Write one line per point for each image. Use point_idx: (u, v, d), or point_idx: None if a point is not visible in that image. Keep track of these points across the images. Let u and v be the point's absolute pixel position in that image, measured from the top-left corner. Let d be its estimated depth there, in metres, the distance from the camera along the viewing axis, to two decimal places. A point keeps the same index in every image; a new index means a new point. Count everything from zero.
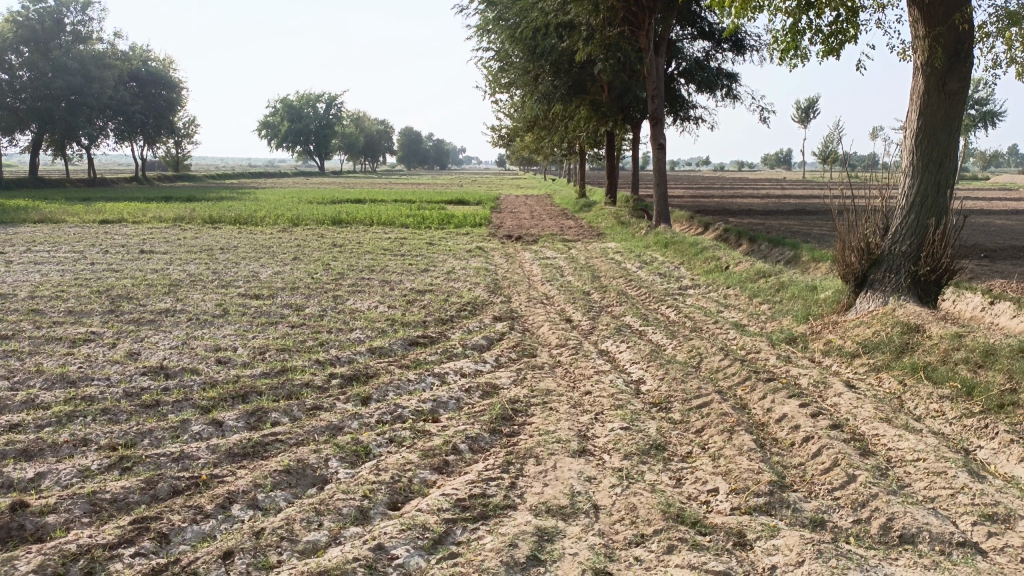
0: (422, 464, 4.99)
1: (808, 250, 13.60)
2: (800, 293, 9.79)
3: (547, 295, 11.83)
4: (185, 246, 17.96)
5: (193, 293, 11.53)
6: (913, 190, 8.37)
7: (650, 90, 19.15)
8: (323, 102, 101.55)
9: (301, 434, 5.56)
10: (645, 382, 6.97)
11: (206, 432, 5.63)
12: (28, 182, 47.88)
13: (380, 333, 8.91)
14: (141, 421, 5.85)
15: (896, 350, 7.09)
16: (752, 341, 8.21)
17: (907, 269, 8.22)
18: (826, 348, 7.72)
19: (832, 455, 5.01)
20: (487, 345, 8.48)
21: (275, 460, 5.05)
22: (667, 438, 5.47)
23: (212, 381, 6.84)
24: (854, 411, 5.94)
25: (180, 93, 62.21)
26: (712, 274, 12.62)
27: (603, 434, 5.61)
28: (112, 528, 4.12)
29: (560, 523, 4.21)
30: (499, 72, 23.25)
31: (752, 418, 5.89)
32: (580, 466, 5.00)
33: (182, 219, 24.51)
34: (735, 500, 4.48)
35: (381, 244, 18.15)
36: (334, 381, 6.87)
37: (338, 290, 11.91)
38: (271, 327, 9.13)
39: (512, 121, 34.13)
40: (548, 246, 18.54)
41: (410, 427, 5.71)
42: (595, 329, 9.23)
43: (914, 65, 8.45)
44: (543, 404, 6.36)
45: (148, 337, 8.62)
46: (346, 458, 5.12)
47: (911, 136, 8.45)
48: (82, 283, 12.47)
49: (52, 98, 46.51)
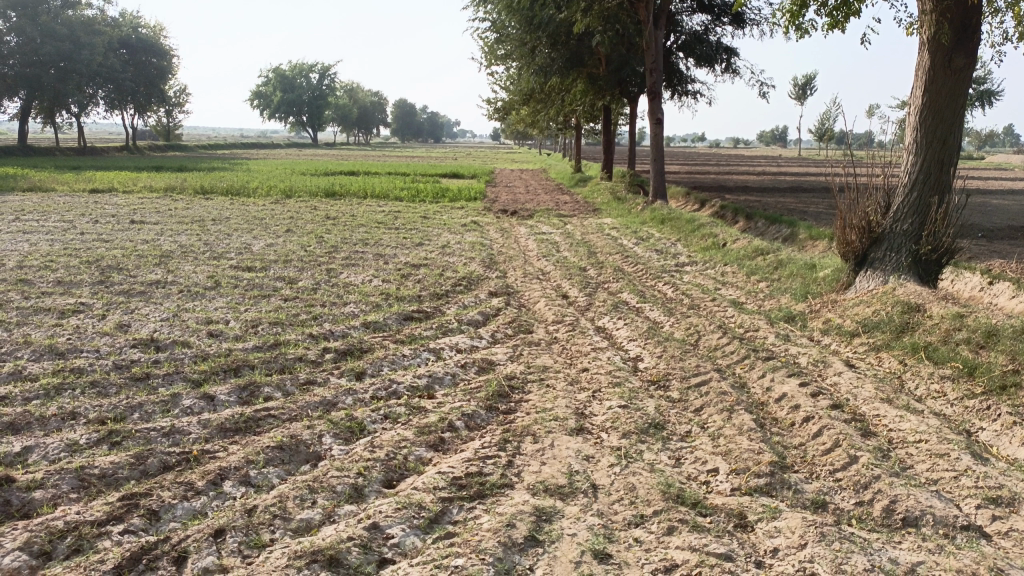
0: (417, 442, 4.91)
1: (806, 228, 13.51)
2: (799, 271, 9.70)
3: (543, 270, 11.73)
4: (177, 216, 17.72)
5: (184, 265, 11.37)
6: (916, 169, 8.26)
7: (649, 63, 18.92)
8: (316, 72, 100.41)
9: (294, 410, 5.47)
10: (642, 360, 6.89)
11: (197, 406, 5.53)
12: (17, 150, 47.26)
13: (374, 307, 8.80)
14: (131, 395, 5.74)
15: (897, 330, 7.02)
16: (750, 319, 8.13)
17: (908, 249, 8.13)
18: (825, 327, 7.65)
19: (833, 436, 4.94)
20: (482, 321, 8.37)
21: (268, 436, 4.96)
22: (666, 417, 5.39)
23: (203, 354, 6.73)
24: (855, 391, 5.87)
25: (171, 61, 61.33)
26: (709, 251, 12.52)
27: (601, 412, 5.53)
28: (100, 505, 4.03)
29: (558, 502, 4.14)
30: (496, 43, 22.95)
31: (751, 397, 5.82)
32: (579, 444, 4.93)
33: (173, 189, 24.22)
34: (735, 481, 4.41)
35: (375, 217, 17.96)
36: (328, 356, 6.78)
37: (332, 263, 11.77)
38: (263, 300, 9.00)
39: (507, 94, 33.80)
40: (544, 220, 18.39)
41: (406, 403, 5.62)
42: (592, 305, 9.14)
43: (920, 40, 8.29)
44: (539, 381, 6.28)
45: (138, 309, 8.49)
46: (340, 434, 5.03)
47: (915, 113, 8.31)
48: (72, 253, 12.27)
49: (41, 64, 45.75)
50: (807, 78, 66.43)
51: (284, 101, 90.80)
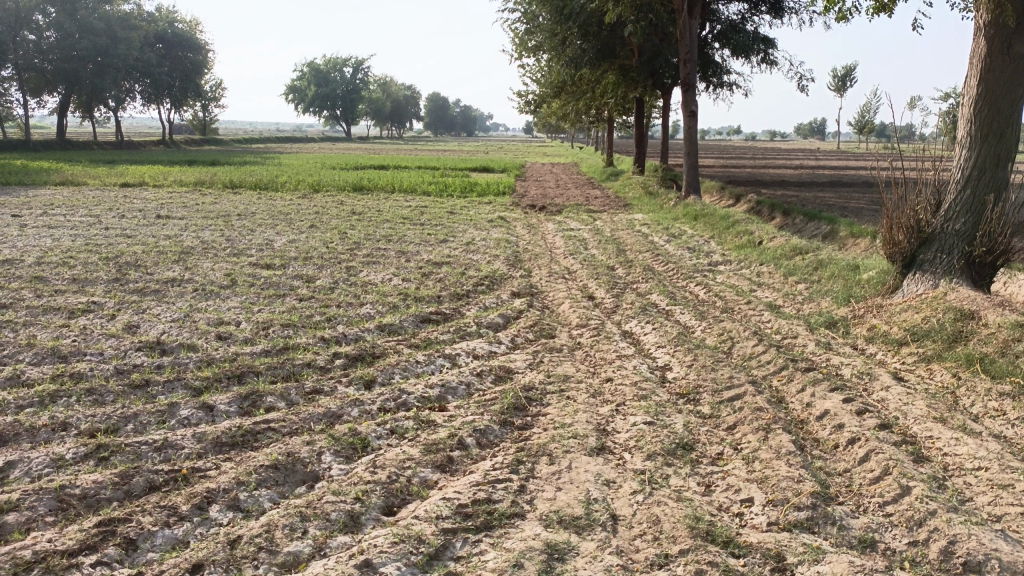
0: (424, 461, 4.53)
1: (847, 225, 12.89)
2: (840, 272, 9.13)
3: (570, 269, 11.29)
4: (202, 211, 17.61)
5: (203, 261, 11.15)
6: (970, 164, 7.65)
7: (683, 53, 18.34)
8: (348, 66, 100.62)
9: (296, 422, 5.13)
10: (671, 369, 6.44)
11: (194, 417, 5.22)
12: (56, 145, 47.87)
13: (391, 308, 8.44)
14: (127, 404, 5.46)
15: (949, 339, 6.48)
16: (788, 324, 7.61)
17: (960, 249, 7.54)
18: (870, 334, 7.13)
19: (882, 462, 4.46)
20: (503, 324, 7.98)
21: (264, 453, 4.62)
22: (696, 436, 4.94)
23: (208, 359, 6.43)
24: (904, 409, 5.37)
25: (206, 56, 61.79)
26: (744, 249, 11.97)
27: (624, 429, 5.10)
28: (75, 532, 3.73)
29: (573, 537, 3.73)
30: (527, 34, 22.56)
31: (789, 414, 5.34)
32: (598, 467, 4.51)
33: (203, 183, 24.22)
34: (772, 513, 3.96)
35: (401, 212, 17.64)
36: (337, 362, 6.43)
37: (352, 260, 11.44)
38: (278, 300, 8.71)
39: (538, 87, 33.28)
40: (573, 216, 17.94)
41: (414, 416, 5.24)
42: (619, 308, 8.69)
43: (976, 27, 7.70)
44: (559, 392, 5.86)
45: (149, 308, 8.26)
46: (341, 452, 4.68)
47: (970, 103, 7.71)
48: (92, 249, 12.14)
49: (80, 59, 46.19)
50: (847, 69, 64.67)
51: (318, 95, 91.05)
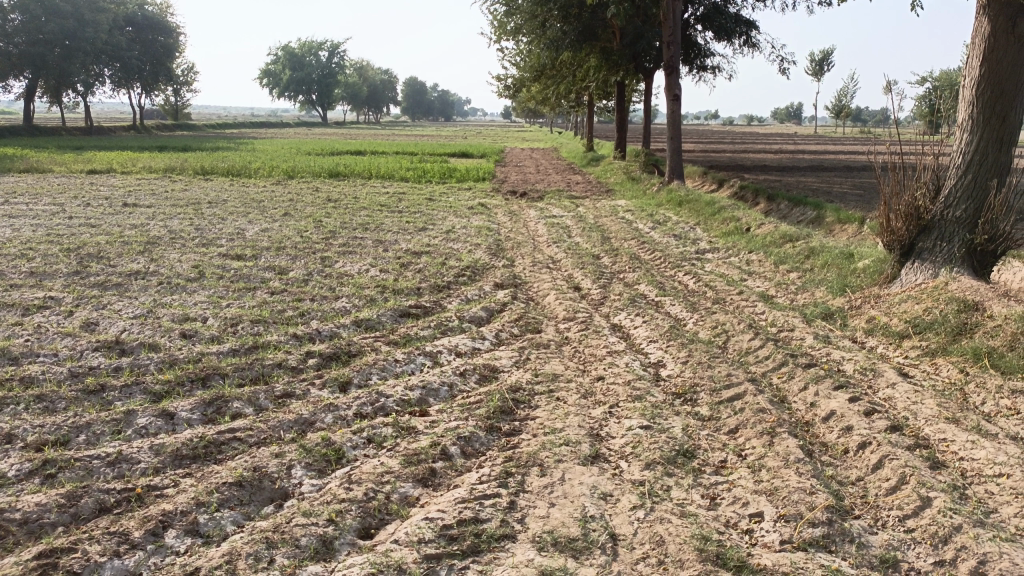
0: (403, 475, 4.15)
1: (834, 210, 12.65)
2: (834, 260, 8.83)
3: (554, 258, 10.92)
4: (172, 199, 17.01)
5: (170, 252, 10.64)
6: (971, 148, 7.36)
7: (667, 36, 17.95)
8: (323, 50, 99.05)
9: (264, 431, 4.72)
10: (665, 366, 6.10)
11: (153, 426, 4.81)
12: (22, 130, 46.52)
13: (368, 302, 8.01)
14: (80, 412, 5.02)
15: (953, 332, 6.20)
16: (784, 316, 7.30)
17: (961, 238, 7.26)
18: (869, 326, 6.84)
19: (898, 469, 4.15)
20: (487, 318, 7.61)
21: (228, 467, 4.22)
22: (696, 442, 4.60)
23: (171, 360, 5.99)
24: (913, 408, 5.07)
25: (178, 39, 60.36)
26: (731, 236, 11.66)
27: (619, 434, 4.76)
28: (11, 567, 3.33)
29: (570, 562, 3.38)
30: (506, 16, 22.06)
31: (794, 415, 5.02)
32: (594, 478, 4.16)
33: (173, 169, 23.51)
34: (785, 530, 3.64)
35: (378, 199, 17.17)
36: (311, 362, 6.02)
37: (327, 250, 10.98)
38: (248, 294, 8.26)
39: (517, 71, 32.75)
40: (555, 202, 17.58)
41: (393, 423, 4.85)
42: (607, 299, 8.33)
43: (977, 5, 7.37)
44: (548, 393, 5.50)
45: (110, 304, 7.77)
46: (313, 465, 4.28)
47: (971, 85, 7.41)
48: (54, 239, 11.57)
49: (46, 43, 44.85)
50: (824, 54, 64.70)
51: (293, 79, 89.31)
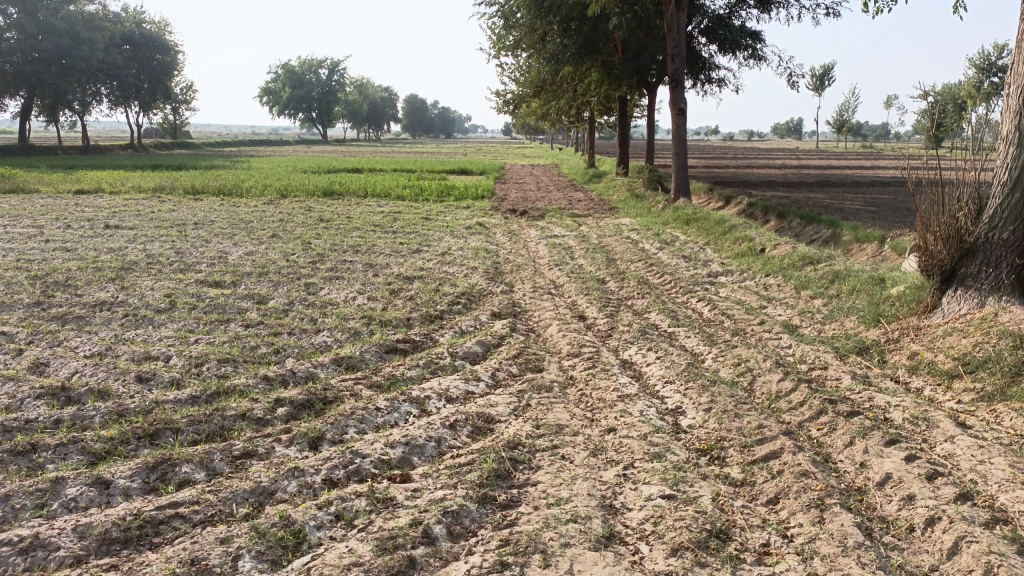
0: (374, 568, 3.39)
1: (850, 228, 11.93)
2: (862, 286, 8.06)
3: (555, 283, 10.19)
4: (156, 220, 16.30)
5: (144, 279, 9.91)
6: (1018, 162, 6.57)
7: (670, 49, 17.27)
8: (323, 67, 98.22)
9: (214, 504, 3.97)
10: (684, 414, 5.32)
11: (85, 498, 4.06)
12: (17, 149, 45.87)
13: (351, 336, 7.26)
14: (1, 479, 4.26)
15: (1011, 372, 5.44)
16: (813, 352, 6.53)
17: (1009, 263, 6.49)
18: (912, 363, 6.09)
19: (981, 558, 3.38)
20: (482, 354, 6.85)
21: (162, 561, 3.45)
22: (731, 519, 3.83)
23: (119, 410, 5.22)
24: (982, 470, 4.30)
25: (176, 57, 59.89)
26: (744, 258, 10.90)
27: (637, 506, 4.00)
28: None
29: None
30: (505, 30, 21.43)
31: (842, 479, 4.25)
32: (608, 570, 3.39)
33: (163, 189, 22.86)
34: None
35: (372, 219, 16.44)
36: (280, 412, 5.25)
37: (313, 275, 10.24)
38: (220, 327, 7.52)
39: (516, 86, 32.10)
40: (556, 221, 16.88)
41: (368, 493, 4.08)
42: (614, 331, 7.57)
43: None
44: (552, 450, 4.73)
45: (66, 341, 7.02)
46: (266, 554, 3.52)
47: (1017, 94, 6.68)
48: (23, 265, 10.82)
49: (41, 62, 44.27)
50: (825, 69, 64.09)
51: (293, 97, 88.77)
